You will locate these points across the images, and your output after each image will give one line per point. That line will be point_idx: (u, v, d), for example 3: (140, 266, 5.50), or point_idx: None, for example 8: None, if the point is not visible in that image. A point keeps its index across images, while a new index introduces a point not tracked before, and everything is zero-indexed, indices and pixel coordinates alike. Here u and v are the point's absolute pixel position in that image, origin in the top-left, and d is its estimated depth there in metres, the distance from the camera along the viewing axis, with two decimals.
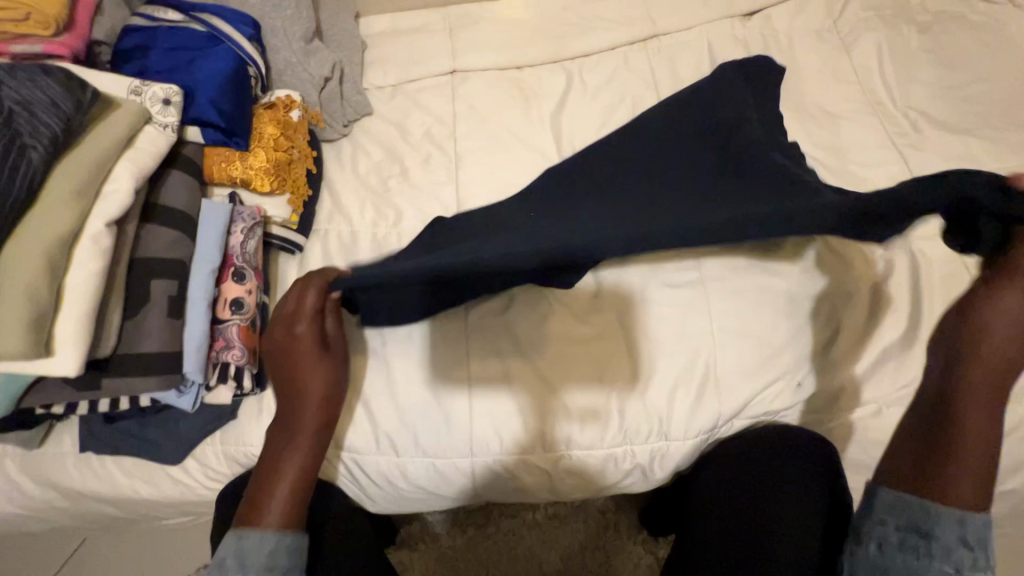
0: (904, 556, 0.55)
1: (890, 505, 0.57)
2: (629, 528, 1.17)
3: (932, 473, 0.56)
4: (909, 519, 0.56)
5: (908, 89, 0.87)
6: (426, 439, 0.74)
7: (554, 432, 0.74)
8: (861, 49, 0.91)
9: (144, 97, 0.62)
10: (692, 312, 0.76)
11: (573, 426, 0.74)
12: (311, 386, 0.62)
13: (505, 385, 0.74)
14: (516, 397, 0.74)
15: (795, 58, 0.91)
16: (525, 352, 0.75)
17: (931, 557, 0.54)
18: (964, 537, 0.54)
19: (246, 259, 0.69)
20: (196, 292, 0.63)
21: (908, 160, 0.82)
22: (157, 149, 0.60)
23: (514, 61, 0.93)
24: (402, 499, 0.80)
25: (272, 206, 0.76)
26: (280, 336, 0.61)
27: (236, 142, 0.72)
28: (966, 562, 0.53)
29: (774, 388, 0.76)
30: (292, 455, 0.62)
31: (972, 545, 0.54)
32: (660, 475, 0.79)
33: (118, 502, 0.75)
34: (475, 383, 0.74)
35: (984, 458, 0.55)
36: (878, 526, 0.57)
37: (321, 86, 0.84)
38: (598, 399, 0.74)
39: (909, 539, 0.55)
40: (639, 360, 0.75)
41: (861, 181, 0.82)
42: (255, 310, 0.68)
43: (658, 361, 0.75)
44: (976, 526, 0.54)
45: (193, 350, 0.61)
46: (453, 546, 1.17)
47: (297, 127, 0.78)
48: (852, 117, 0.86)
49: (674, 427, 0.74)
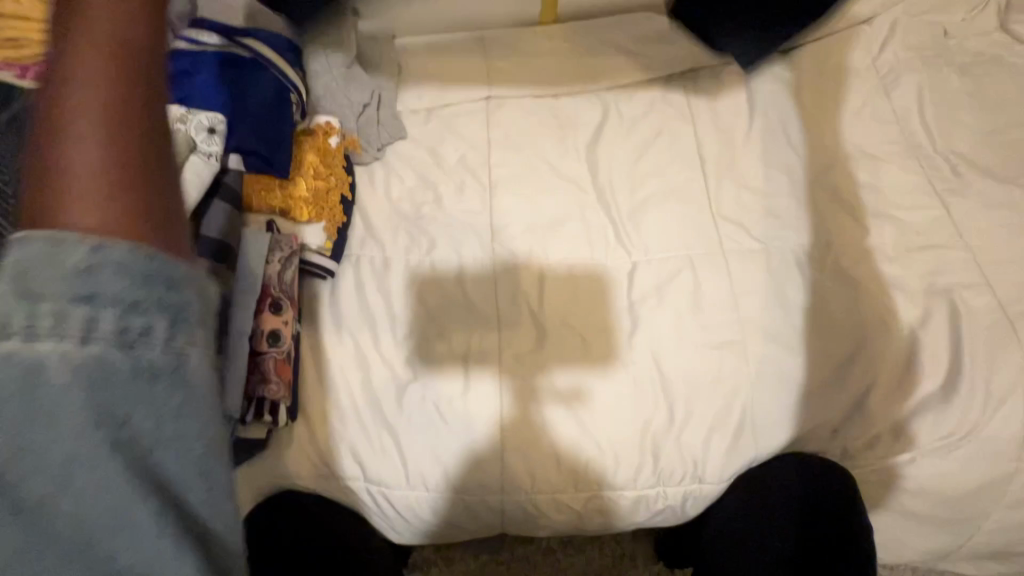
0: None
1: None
2: (645, 559, 1.14)
3: None
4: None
5: (947, 132, 0.87)
6: (432, 443, 0.73)
7: (546, 422, 0.74)
8: (900, 90, 0.91)
9: (189, 125, 0.63)
10: (709, 331, 0.76)
11: (561, 410, 0.74)
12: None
13: (501, 381, 0.74)
14: (510, 397, 0.74)
15: (833, 95, 0.91)
16: (513, 348, 0.76)
17: None
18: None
19: (283, 289, 0.68)
20: (236, 327, 0.63)
21: (948, 206, 0.81)
22: (203, 179, 0.60)
23: (551, 89, 0.92)
24: (422, 526, 0.77)
25: (308, 233, 0.74)
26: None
27: (278, 170, 0.71)
28: None
29: (811, 431, 0.75)
30: (98, 70, 0.28)
31: None
32: (691, 514, 0.77)
33: None
34: (471, 382, 0.75)
35: None
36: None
37: (359, 112, 0.84)
38: (601, 399, 0.74)
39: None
40: (639, 371, 0.75)
41: (899, 224, 0.81)
42: (291, 343, 0.68)
43: (669, 376, 0.75)
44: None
45: (236, 382, 0.62)
46: (468, 572, 1.13)
47: (335, 153, 0.78)
48: (891, 157, 0.86)
49: (708, 470, 0.73)
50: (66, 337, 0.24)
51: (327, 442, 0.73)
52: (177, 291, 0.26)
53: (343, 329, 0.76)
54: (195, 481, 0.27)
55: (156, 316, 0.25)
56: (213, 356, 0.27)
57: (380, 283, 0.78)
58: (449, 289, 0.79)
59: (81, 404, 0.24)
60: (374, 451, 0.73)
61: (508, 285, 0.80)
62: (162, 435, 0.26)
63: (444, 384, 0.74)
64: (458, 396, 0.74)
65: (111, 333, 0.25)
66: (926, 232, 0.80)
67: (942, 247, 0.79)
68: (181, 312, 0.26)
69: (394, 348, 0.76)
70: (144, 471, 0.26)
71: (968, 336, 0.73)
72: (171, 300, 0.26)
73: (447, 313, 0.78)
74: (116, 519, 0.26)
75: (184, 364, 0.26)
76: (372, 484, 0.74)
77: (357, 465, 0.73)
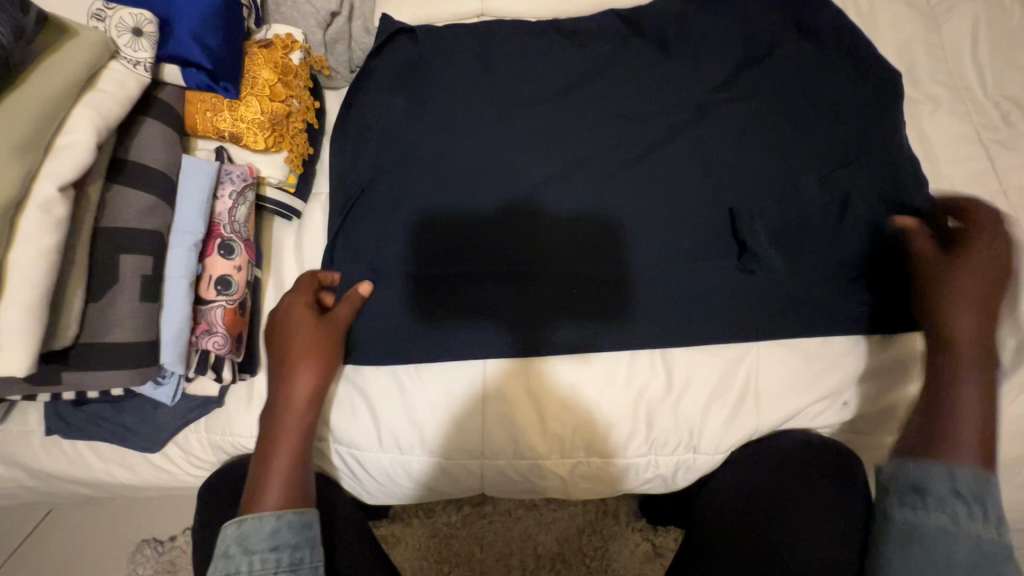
0: (904, 513, 0.59)
1: (889, 476, 0.62)
2: (628, 514, 1.10)
3: (982, 327, 0.60)
4: (907, 481, 0.60)
5: (1000, 75, 0.76)
6: (409, 404, 0.67)
7: (545, 373, 0.67)
8: (950, 22, 0.79)
9: (109, 23, 0.51)
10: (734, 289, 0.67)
11: (560, 358, 0.67)
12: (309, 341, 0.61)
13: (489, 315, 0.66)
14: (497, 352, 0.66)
15: (874, 25, 0.79)
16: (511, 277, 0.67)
17: (927, 509, 0.58)
18: (956, 491, 0.57)
19: (234, 229, 0.60)
20: (175, 270, 0.55)
21: (994, 159, 0.72)
22: (127, 93, 0.50)
23: (551, 11, 0.79)
24: (402, 492, 0.72)
25: (266, 164, 0.65)
26: (285, 322, 0.62)
27: (225, 88, 0.61)
28: (958, 512, 0.57)
29: (821, 405, 0.69)
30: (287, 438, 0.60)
31: (965, 498, 0.57)
32: (682, 483, 0.73)
33: (91, 483, 0.69)
34: (451, 323, 0.66)
35: (970, 336, 0.60)
36: (883, 497, 0.61)
37: (326, 23, 0.72)
38: (585, 333, 0.66)
39: (909, 500, 0.60)
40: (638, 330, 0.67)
41: (936, 178, 0.73)
42: (244, 290, 0.60)
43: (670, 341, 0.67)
44: (970, 479, 0.57)
45: (174, 338, 0.55)
46: (448, 523, 1.10)
47: (297, 71, 0.66)
48: (932, 101, 0.76)
49: (704, 440, 0.68)
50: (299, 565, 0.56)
51: None
52: (298, 547, 0.56)
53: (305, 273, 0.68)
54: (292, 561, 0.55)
55: (296, 556, 0.56)
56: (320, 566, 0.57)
57: (362, 207, 0.68)
58: (446, 216, 0.67)
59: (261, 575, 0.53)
60: (343, 413, 0.68)
61: (503, 221, 0.68)
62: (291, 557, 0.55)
63: (422, 337, 0.66)
64: (448, 342, 0.66)
65: (278, 566, 0.54)
66: (963, 188, 0.72)
67: (978, 204, 0.70)
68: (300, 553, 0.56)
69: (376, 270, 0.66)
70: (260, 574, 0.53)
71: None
72: (301, 549, 0.56)
73: (447, 243, 0.67)
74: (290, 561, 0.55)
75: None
76: (340, 445, 0.69)
77: (324, 425, 0.69)
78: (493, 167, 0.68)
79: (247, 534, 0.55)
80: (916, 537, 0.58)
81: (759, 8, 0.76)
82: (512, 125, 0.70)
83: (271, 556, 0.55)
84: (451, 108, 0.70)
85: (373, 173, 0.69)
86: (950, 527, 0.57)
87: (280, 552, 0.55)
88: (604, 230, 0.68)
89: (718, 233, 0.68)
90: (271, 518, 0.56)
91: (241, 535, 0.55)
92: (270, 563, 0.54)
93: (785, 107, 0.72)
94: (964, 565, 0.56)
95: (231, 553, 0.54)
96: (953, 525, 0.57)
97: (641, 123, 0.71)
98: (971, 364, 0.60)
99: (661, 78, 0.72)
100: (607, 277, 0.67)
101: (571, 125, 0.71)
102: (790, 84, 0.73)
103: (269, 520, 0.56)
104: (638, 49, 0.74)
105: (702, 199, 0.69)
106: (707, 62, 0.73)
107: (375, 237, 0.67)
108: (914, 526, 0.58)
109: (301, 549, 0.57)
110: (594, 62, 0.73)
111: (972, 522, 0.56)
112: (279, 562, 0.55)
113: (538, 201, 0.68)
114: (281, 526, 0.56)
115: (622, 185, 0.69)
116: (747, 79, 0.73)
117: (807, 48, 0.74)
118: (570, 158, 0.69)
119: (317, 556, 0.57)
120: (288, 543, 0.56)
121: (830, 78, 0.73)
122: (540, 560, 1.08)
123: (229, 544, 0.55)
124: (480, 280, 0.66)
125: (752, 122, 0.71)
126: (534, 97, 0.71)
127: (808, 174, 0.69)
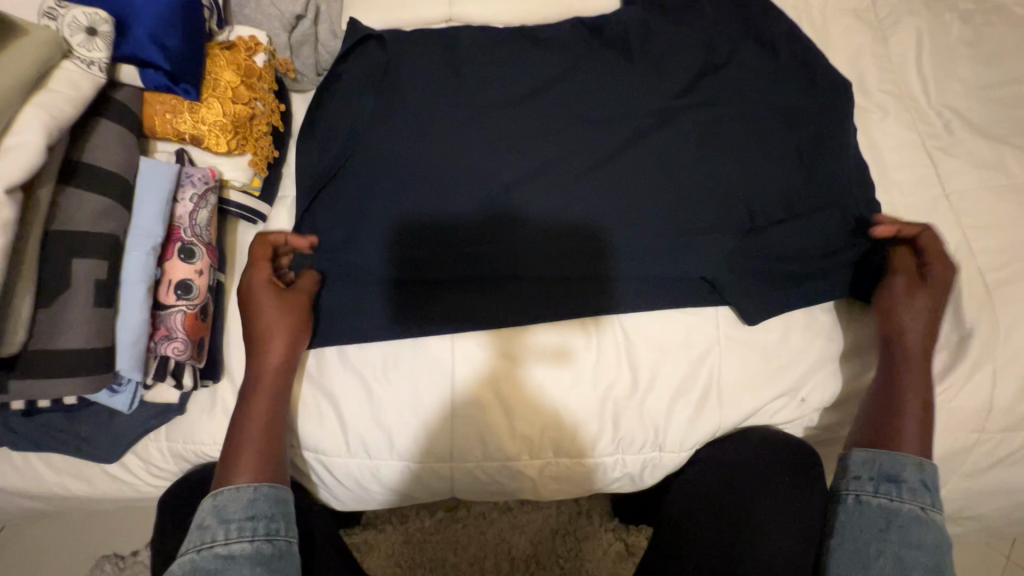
0: (880, 500, 0.62)
1: (863, 464, 0.64)
2: (601, 514, 1.11)
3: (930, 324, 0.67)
4: (881, 470, 0.63)
5: (942, 85, 0.81)
6: (378, 410, 0.67)
7: (515, 378, 0.68)
8: (896, 35, 0.83)
9: (61, 22, 0.50)
10: (694, 289, 0.70)
11: (536, 368, 0.68)
12: (276, 315, 0.62)
13: (458, 318, 0.67)
14: (473, 358, 0.67)
15: (827, 37, 0.83)
16: (479, 281, 0.68)
17: (900, 499, 0.62)
18: (925, 482, 0.62)
19: (195, 232, 0.59)
20: (133, 274, 0.54)
21: (936, 165, 0.77)
22: (80, 93, 0.49)
23: (518, 17, 0.80)
24: (369, 499, 0.72)
25: (229, 168, 0.64)
26: (252, 298, 0.63)
27: (184, 90, 0.60)
28: (928, 501, 0.61)
29: (781, 402, 0.71)
30: (256, 409, 0.60)
31: (931, 487, 0.62)
32: (649, 481, 0.74)
33: (43, 496, 0.67)
34: (420, 326, 0.66)
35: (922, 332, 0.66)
36: (855, 481, 0.64)
37: (292, 26, 0.71)
38: (558, 338, 0.68)
39: (883, 488, 0.63)
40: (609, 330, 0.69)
41: (883, 183, 0.76)
42: (206, 295, 0.59)
43: (642, 344, 0.69)
44: (933, 472, 0.62)
45: (130, 345, 0.53)
46: (421, 528, 1.10)
47: (261, 73, 0.65)
48: (881, 109, 0.80)
49: (670, 438, 0.70)
50: (273, 536, 0.55)
51: None
52: (274, 518, 0.56)
53: None
54: (262, 533, 0.55)
55: (272, 525, 0.55)
56: (294, 540, 0.57)
57: (330, 211, 0.69)
58: (414, 218, 0.68)
59: (233, 546, 0.53)
60: (310, 419, 0.67)
61: (471, 224, 0.68)
62: (262, 528, 0.55)
63: (394, 339, 0.67)
64: (416, 341, 0.67)
65: (253, 536, 0.54)
66: (909, 192, 0.75)
67: (924, 207, 0.74)
68: (275, 523, 0.56)
69: (345, 273, 0.68)
70: (228, 550, 0.53)
71: None
72: (278, 520, 0.56)
73: (415, 247, 0.67)
74: (263, 533, 0.55)
75: (285, 548, 0.55)
76: (306, 451, 0.68)
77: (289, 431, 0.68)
78: (461, 171, 0.69)
79: (223, 505, 0.55)
80: (890, 522, 0.61)
81: (718, 20, 0.79)
82: (479, 129, 0.71)
83: (248, 525, 0.55)
84: (419, 111, 0.71)
85: (343, 177, 0.69)
86: (920, 513, 0.61)
87: (255, 521, 0.55)
88: (567, 232, 0.69)
89: (680, 236, 0.70)
90: (248, 489, 0.56)
91: (218, 507, 0.55)
92: (247, 531, 0.54)
93: (742, 113, 0.74)
94: (930, 548, 0.59)
95: (207, 523, 0.54)
96: (918, 510, 0.61)
97: (604, 128, 0.73)
98: (919, 368, 0.65)
99: (626, 84, 0.74)
100: (572, 280, 0.69)
101: (538, 130, 0.72)
102: (748, 92, 0.75)
103: (246, 491, 0.56)
104: (601, 56, 0.76)
105: (665, 202, 0.71)
106: (669, 68, 0.76)
107: (343, 241, 0.68)
108: (889, 513, 0.61)
109: (277, 519, 0.56)
110: (560, 68, 0.75)
111: (933, 511, 0.61)
112: (253, 531, 0.54)
113: (505, 205, 0.69)
114: (258, 497, 0.56)
115: (585, 189, 0.70)
116: (707, 87, 0.75)
117: (763, 57, 0.77)
118: (536, 161, 0.70)
119: (292, 530, 0.57)
120: (263, 512, 0.56)
121: (784, 87, 0.76)
122: (514, 564, 1.08)
123: (206, 515, 0.55)
124: (457, 278, 0.68)
125: (713, 129, 0.73)
126: (500, 101, 0.73)
127: (764, 179, 0.72)
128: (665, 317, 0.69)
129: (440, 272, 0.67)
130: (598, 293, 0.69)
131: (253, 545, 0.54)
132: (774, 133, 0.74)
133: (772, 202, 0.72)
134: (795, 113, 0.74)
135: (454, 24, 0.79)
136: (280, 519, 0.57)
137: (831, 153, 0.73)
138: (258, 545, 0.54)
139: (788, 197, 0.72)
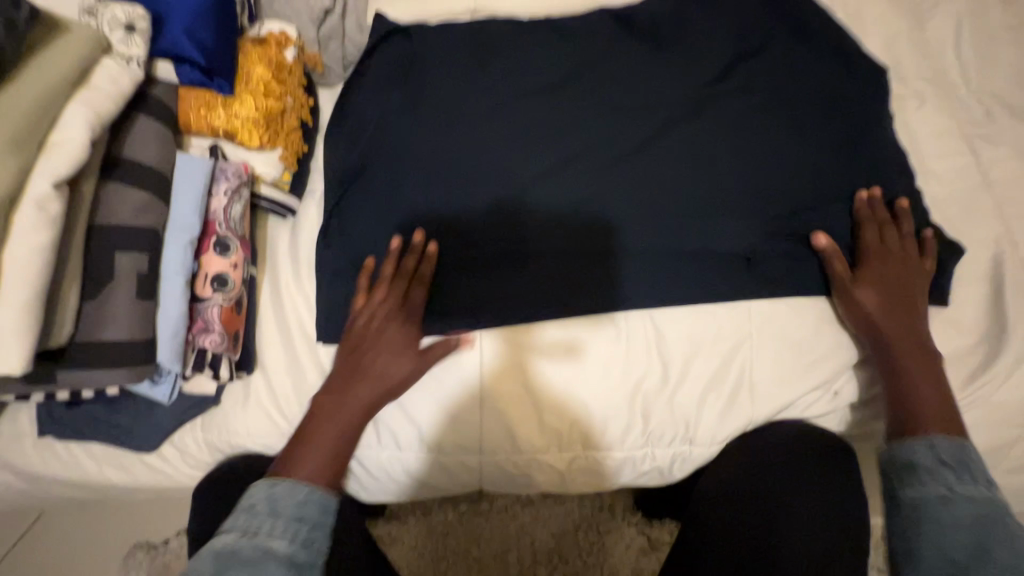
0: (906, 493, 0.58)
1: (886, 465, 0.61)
2: (624, 509, 1.11)
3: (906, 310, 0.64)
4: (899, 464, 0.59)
5: (983, 71, 0.78)
6: (406, 401, 0.67)
7: (538, 372, 0.67)
8: (934, 19, 0.81)
9: (101, 20, 0.51)
10: (725, 281, 0.69)
11: (557, 364, 0.67)
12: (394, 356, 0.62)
13: (486, 314, 0.67)
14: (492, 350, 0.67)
15: (861, 22, 0.81)
16: (507, 277, 0.67)
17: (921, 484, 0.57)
18: (943, 459, 0.58)
19: (230, 226, 0.60)
20: (171, 267, 0.55)
21: (977, 154, 0.74)
22: (120, 89, 0.50)
23: (544, 8, 0.79)
24: (397, 490, 0.73)
25: (261, 162, 0.65)
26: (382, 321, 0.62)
27: (219, 84, 0.61)
28: (951, 478, 0.56)
29: (814, 395, 0.70)
30: (344, 421, 0.60)
31: (951, 464, 0.57)
32: (678, 476, 0.74)
33: (84, 485, 0.69)
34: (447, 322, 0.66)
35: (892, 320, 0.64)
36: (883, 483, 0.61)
37: (320, 21, 0.72)
38: (579, 335, 0.68)
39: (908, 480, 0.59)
40: (630, 322, 0.68)
41: (922, 173, 0.74)
42: (241, 288, 0.60)
43: (666, 338, 0.68)
44: (949, 446, 0.58)
45: (170, 337, 0.54)
46: (445, 521, 1.10)
47: (291, 68, 0.66)
48: (918, 97, 0.77)
49: (699, 432, 0.69)
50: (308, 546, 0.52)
51: (287, 395, 0.65)
52: (316, 527, 0.53)
53: (301, 274, 0.68)
54: (295, 538, 0.51)
55: (313, 534, 0.53)
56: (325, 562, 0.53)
57: (357, 207, 0.68)
58: (441, 215, 0.68)
59: (267, 542, 0.50)
60: None
61: (499, 220, 0.68)
62: (302, 534, 0.52)
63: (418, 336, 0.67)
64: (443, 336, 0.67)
65: (294, 538, 0.51)
66: (949, 182, 0.73)
67: (963, 197, 0.72)
68: (314, 533, 0.53)
69: None
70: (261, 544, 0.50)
71: (971, 288, 0.69)
72: (319, 530, 0.53)
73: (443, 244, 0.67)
74: (299, 539, 0.51)
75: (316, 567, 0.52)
76: None
77: None
78: (489, 165, 0.69)
79: (278, 495, 0.54)
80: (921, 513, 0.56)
81: (748, 7, 0.78)
82: (506, 121, 0.70)
83: (291, 525, 0.52)
84: (446, 104, 0.70)
85: (371, 172, 0.69)
86: (948, 494, 0.56)
87: (301, 524, 0.52)
88: (595, 224, 0.68)
89: (710, 229, 0.69)
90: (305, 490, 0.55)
91: (272, 497, 0.53)
92: (290, 531, 0.51)
93: (774, 103, 0.73)
94: (971, 526, 0.54)
95: (258, 509, 0.52)
96: (949, 490, 0.56)
97: (632, 119, 0.72)
98: (906, 351, 0.63)
99: (654, 74, 0.73)
100: (600, 273, 0.68)
101: (566, 122, 0.71)
102: (779, 80, 0.74)
103: (302, 490, 0.54)
104: (629, 47, 0.75)
105: (694, 195, 0.70)
106: (698, 57, 0.74)
107: (369, 236, 0.68)
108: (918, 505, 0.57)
109: (320, 531, 0.53)
110: (586, 59, 0.74)
111: (966, 487, 0.56)
112: (295, 533, 0.51)
113: (532, 200, 0.68)
114: (311, 499, 0.54)
115: (613, 182, 0.69)
116: (737, 75, 0.74)
117: (795, 44, 0.75)
118: (562, 154, 0.70)
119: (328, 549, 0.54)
120: (310, 516, 0.53)
121: (816, 75, 0.74)
122: (537, 556, 1.09)
123: (258, 501, 0.53)
124: (483, 276, 0.67)
125: (743, 118, 0.72)
126: (526, 94, 0.72)
127: (796, 171, 0.70)
128: (692, 308, 0.69)
129: (468, 269, 0.68)
130: (627, 285, 0.68)
131: (286, 546, 0.51)
132: (807, 122, 0.72)
133: (804, 192, 0.70)
134: (828, 102, 0.73)
135: (480, 17, 0.78)
136: (323, 534, 0.53)
137: (866, 143, 0.72)
138: (295, 551, 0.50)
139: (822, 188, 0.70)
